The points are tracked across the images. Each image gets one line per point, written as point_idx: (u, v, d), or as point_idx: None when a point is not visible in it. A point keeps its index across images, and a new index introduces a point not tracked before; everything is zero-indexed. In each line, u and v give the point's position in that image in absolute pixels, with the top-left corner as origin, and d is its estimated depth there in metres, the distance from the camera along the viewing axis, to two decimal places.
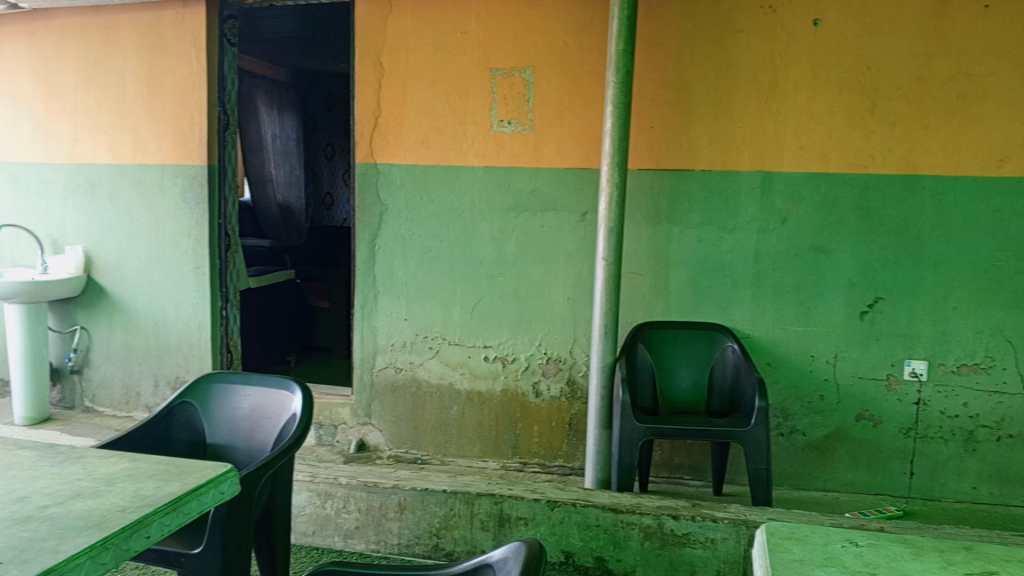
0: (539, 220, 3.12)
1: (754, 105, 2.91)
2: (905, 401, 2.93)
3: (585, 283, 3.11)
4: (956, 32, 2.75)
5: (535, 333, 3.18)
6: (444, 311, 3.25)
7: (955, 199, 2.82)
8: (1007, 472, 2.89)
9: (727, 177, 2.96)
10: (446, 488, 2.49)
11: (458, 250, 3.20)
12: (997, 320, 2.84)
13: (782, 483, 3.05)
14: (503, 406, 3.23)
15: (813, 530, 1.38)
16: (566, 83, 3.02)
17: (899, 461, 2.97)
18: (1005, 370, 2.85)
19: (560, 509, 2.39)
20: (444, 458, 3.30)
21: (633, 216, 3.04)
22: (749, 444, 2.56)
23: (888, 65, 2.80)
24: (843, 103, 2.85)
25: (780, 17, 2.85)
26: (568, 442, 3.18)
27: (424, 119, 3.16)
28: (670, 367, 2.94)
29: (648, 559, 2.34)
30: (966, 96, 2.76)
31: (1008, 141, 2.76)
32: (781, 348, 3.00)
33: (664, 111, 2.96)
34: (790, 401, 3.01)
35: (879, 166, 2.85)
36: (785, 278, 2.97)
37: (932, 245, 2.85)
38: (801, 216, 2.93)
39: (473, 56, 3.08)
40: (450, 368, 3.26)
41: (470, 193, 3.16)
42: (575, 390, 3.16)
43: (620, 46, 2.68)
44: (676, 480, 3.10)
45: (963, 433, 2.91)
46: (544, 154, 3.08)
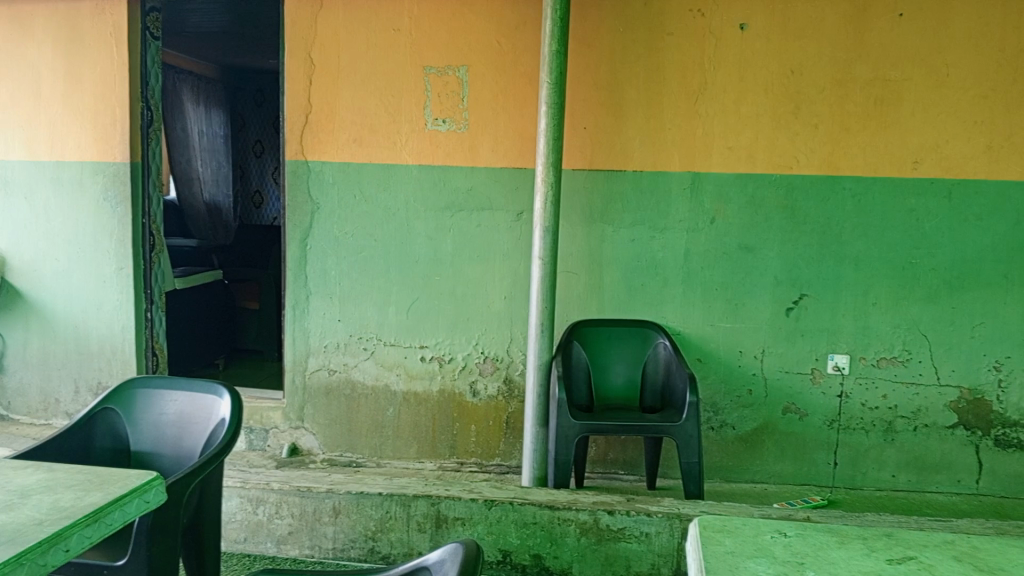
0: (475, 219, 3.11)
1: (684, 106, 2.97)
2: (828, 393, 3.04)
3: (521, 282, 3.12)
4: (874, 38, 2.86)
5: (472, 332, 3.17)
6: (378, 312, 3.21)
7: (873, 199, 2.94)
8: (923, 460, 3.03)
9: (658, 177, 3.01)
10: (382, 491, 2.46)
11: (392, 249, 3.17)
12: (913, 315, 2.97)
13: (713, 476, 3.13)
14: (440, 406, 3.21)
15: (744, 522, 1.42)
16: (501, 83, 3.02)
17: (824, 452, 3.07)
18: (921, 362, 2.99)
19: (497, 508, 2.39)
20: (379, 460, 3.26)
21: (568, 216, 3.06)
22: (681, 438, 2.61)
23: (811, 69, 2.90)
24: (768, 105, 2.93)
25: (709, 21, 2.91)
26: (505, 441, 3.19)
27: (357, 116, 3.11)
28: (604, 364, 2.98)
29: (584, 555, 2.36)
30: (884, 100, 2.88)
31: (922, 143, 2.89)
32: (711, 344, 3.07)
33: (598, 111, 3.00)
34: (720, 395, 3.09)
35: (802, 167, 2.95)
36: (715, 276, 3.04)
37: (853, 244, 2.97)
38: (729, 215, 3.00)
39: (406, 53, 3.06)
40: (385, 369, 3.23)
41: (405, 191, 3.13)
42: (512, 388, 3.17)
43: (554, 46, 2.69)
44: (610, 475, 3.14)
45: (882, 423, 3.03)
46: (479, 153, 3.07)
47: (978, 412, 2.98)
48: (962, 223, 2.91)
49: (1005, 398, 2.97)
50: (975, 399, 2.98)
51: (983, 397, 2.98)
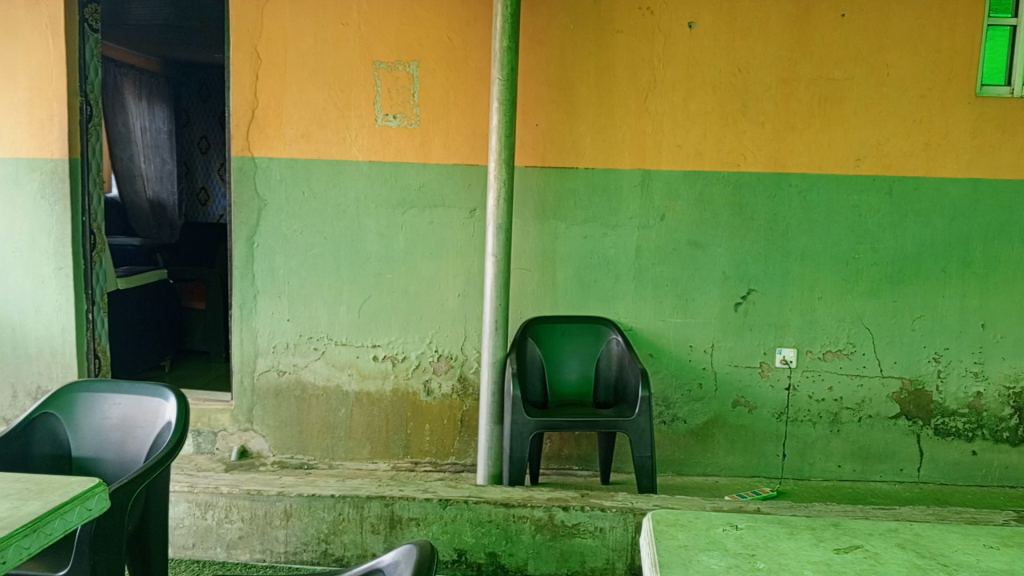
0: (427, 216, 3.09)
1: (634, 104, 2.99)
2: (776, 386, 3.10)
3: (474, 280, 3.11)
4: (818, 38, 2.92)
5: (425, 330, 3.15)
6: (329, 311, 3.16)
7: (818, 196, 3.00)
8: (868, 449, 3.11)
9: (610, 175, 3.03)
10: (334, 492, 2.42)
11: (343, 247, 3.13)
12: (857, 308, 3.05)
13: (665, 469, 3.17)
14: (393, 406, 3.18)
15: (696, 515, 1.43)
16: (452, 79, 3.00)
17: (773, 444, 3.13)
18: (865, 354, 3.07)
19: (452, 507, 2.37)
20: (332, 462, 3.21)
21: (521, 212, 3.06)
22: (633, 433, 2.63)
23: (757, 67, 2.94)
24: (716, 103, 2.97)
25: (658, 19, 2.94)
26: (460, 439, 3.18)
27: (305, 112, 3.06)
28: (558, 360, 2.98)
29: (539, 552, 2.36)
30: (827, 99, 2.95)
31: (864, 141, 2.96)
32: (662, 339, 3.10)
33: (549, 109, 3.00)
34: (671, 389, 3.12)
35: (749, 164, 3.00)
36: (665, 273, 3.07)
37: (799, 239, 3.03)
38: (679, 212, 3.04)
39: (355, 48, 3.01)
40: (337, 369, 3.18)
41: (356, 188, 3.09)
42: (466, 387, 3.16)
43: (505, 42, 2.69)
44: (565, 471, 3.15)
45: (829, 414, 3.10)
46: (430, 150, 3.05)
47: (919, 402, 3.08)
48: (903, 218, 2.99)
49: (944, 388, 3.07)
50: (916, 389, 3.07)
51: (924, 387, 3.07)
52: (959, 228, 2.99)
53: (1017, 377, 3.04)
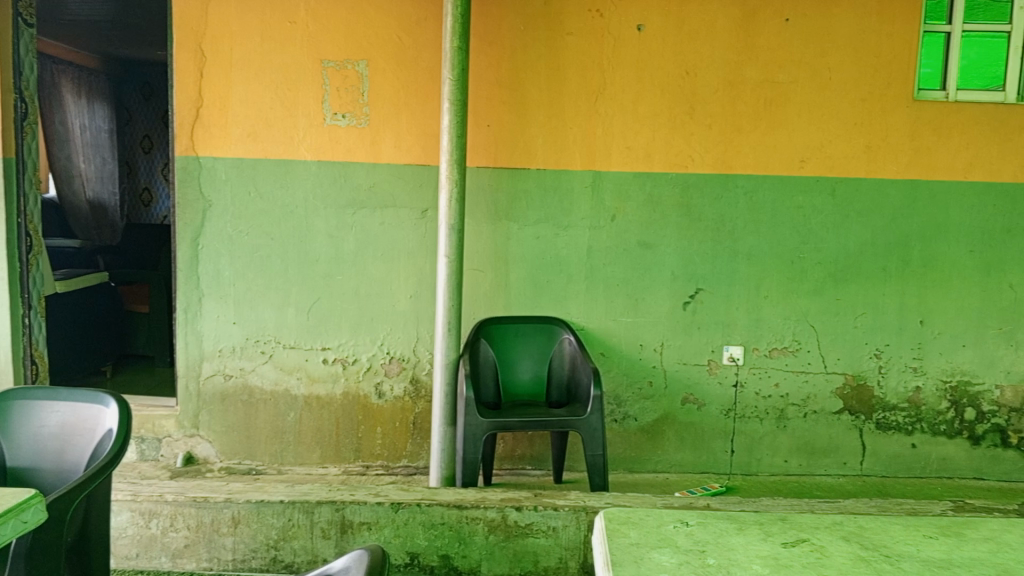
0: (378, 217, 3.06)
1: (584, 106, 3.01)
2: (724, 383, 3.16)
3: (426, 281, 3.09)
4: (763, 41, 2.98)
5: (376, 332, 3.11)
6: (277, 314, 3.10)
7: (764, 197, 3.06)
8: (813, 444, 3.19)
9: (561, 176, 3.04)
10: (283, 498, 2.38)
11: (291, 248, 3.07)
12: (802, 307, 3.12)
13: (617, 467, 3.20)
14: (344, 409, 3.14)
15: (648, 513, 1.45)
16: (402, 78, 2.98)
17: (721, 440, 3.19)
18: (809, 351, 3.14)
19: (404, 511, 2.35)
20: (281, 467, 3.15)
21: (473, 213, 3.05)
22: (586, 432, 2.64)
23: (704, 70, 2.99)
24: (665, 105, 3.01)
25: (607, 21, 2.96)
26: (412, 441, 3.16)
27: (252, 111, 2.99)
28: (511, 361, 2.98)
29: (493, 553, 2.35)
30: (772, 101, 3.01)
31: (808, 143, 3.03)
32: (613, 338, 3.13)
33: (500, 110, 2.99)
34: (622, 388, 3.15)
35: (697, 166, 3.04)
36: (616, 273, 3.10)
37: (746, 239, 3.09)
38: (629, 213, 3.07)
39: (303, 46, 2.96)
40: (285, 373, 3.13)
41: (304, 188, 3.04)
42: (418, 388, 3.14)
43: (455, 42, 2.67)
44: (518, 471, 3.15)
45: (775, 411, 3.17)
46: (380, 150, 3.02)
47: (861, 397, 3.16)
48: (845, 218, 3.07)
49: (885, 384, 3.16)
50: (858, 385, 3.16)
51: (866, 383, 3.16)
52: (898, 228, 3.08)
53: (953, 372, 3.15)
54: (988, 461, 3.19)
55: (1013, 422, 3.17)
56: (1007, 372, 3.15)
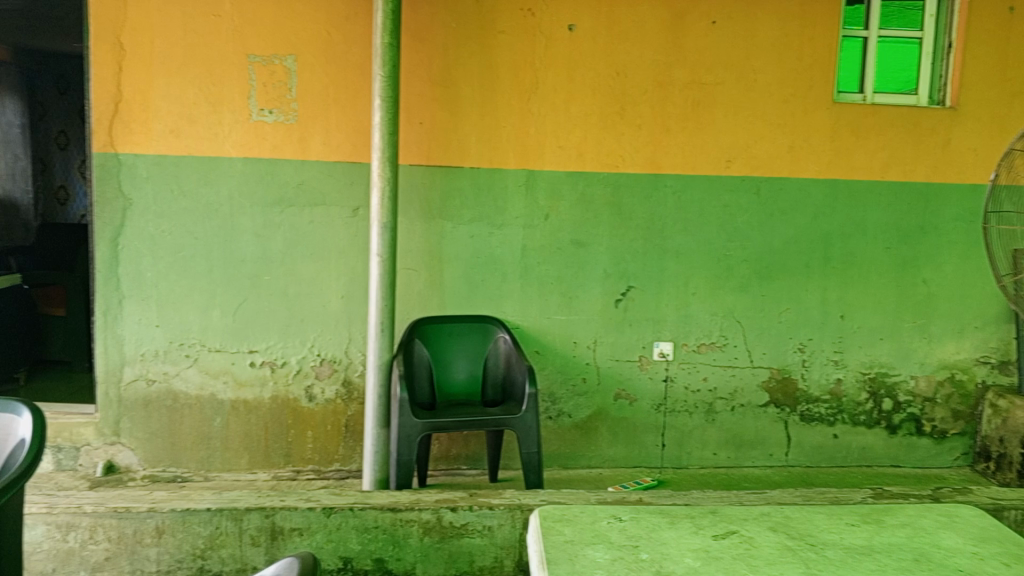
0: (307, 215, 2.99)
1: (517, 105, 3.01)
2: (655, 378, 3.21)
3: (357, 280, 3.04)
4: (691, 44, 3.04)
5: (306, 334, 3.05)
6: (202, 316, 3.01)
7: (692, 195, 3.12)
8: (740, 437, 3.27)
9: (494, 174, 3.04)
10: (210, 505, 2.30)
11: (216, 248, 2.98)
12: (729, 303, 3.20)
13: (552, 464, 3.22)
14: (273, 413, 3.07)
15: (582, 510, 1.46)
16: (332, 74, 2.92)
17: (653, 435, 3.24)
18: (736, 346, 3.22)
19: (336, 515, 2.30)
20: (207, 474, 3.05)
21: (405, 211, 3.01)
22: (520, 429, 2.65)
23: (634, 71, 3.03)
24: (596, 105, 3.04)
25: (538, 20, 2.97)
26: (344, 444, 3.10)
27: (174, 106, 2.89)
28: (445, 361, 2.97)
29: (427, 555, 2.33)
30: (699, 102, 3.07)
31: (734, 144, 3.11)
32: (548, 336, 3.14)
33: (433, 108, 2.97)
34: (556, 385, 3.17)
35: (628, 166, 3.08)
36: (550, 271, 3.11)
37: (675, 238, 3.14)
38: (562, 212, 3.09)
39: (227, 40, 2.88)
40: (211, 378, 3.03)
41: (229, 186, 2.95)
42: (351, 390, 3.09)
43: (386, 38, 2.64)
44: (453, 471, 3.14)
45: (704, 405, 3.24)
46: (309, 146, 2.95)
47: (786, 390, 3.26)
48: (769, 217, 3.16)
49: (808, 376, 3.26)
50: (783, 378, 3.26)
51: (790, 376, 3.26)
52: (820, 225, 3.19)
53: (872, 364, 3.28)
54: (904, 449, 3.33)
55: (927, 411, 3.32)
56: (922, 364, 3.30)
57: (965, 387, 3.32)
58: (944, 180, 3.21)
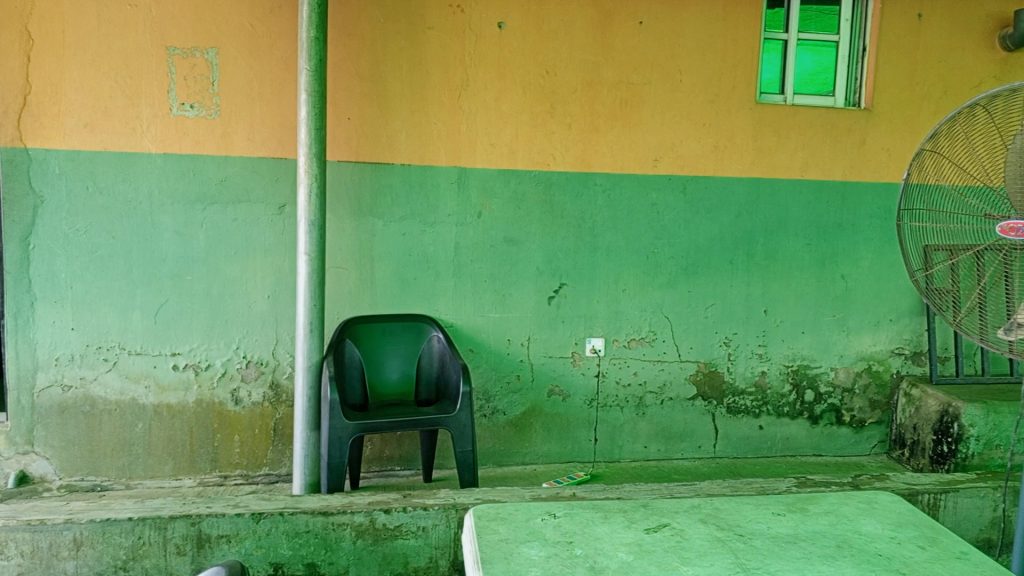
0: (231, 212, 2.91)
1: (447, 102, 2.99)
2: (587, 374, 3.24)
3: (285, 279, 2.97)
4: (619, 43, 3.08)
5: (231, 335, 2.96)
6: (121, 318, 2.89)
7: (621, 193, 3.17)
8: (670, 430, 3.34)
9: (425, 172, 3.01)
10: (132, 515, 2.21)
11: (135, 248, 2.86)
12: (658, 299, 3.26)
13: (486, 462, 3.21)
14: (197, 417, 2.97)
15: (516, 508, 1.47)
16: (256, 68, 2.84)
17: (586, 430, 3.27)
18: (665, 341, 3.28)
19: (266, 521, 2.24)
20: (129, 481, 2.93)
21: (334, 209, 2.96)
22: (455, 428, 2.63)
23: (564, 69, 3.05)
24: (526, 103, 3.04)
25: (468, 17, 2.96)
26: (273, 448, 3.03)
27: (88, 100, 2.76)
28: (378, 361, 2.93)
29: (361, 558, 2.30)
30: (628, 102, 3.12)
31: (661, 144, 3.17)
32: (481, 334, 3.14)
33: (361, 104, 2.92)
34: (490, 383, 3.17)
35: (559, 164, 3.10)
36: (482, 269, 3.11)
37: (606, 235, 3.18)
38: (494, 209, 3.09)
39: (145, 32, 2.77)
40: (131, 382, 2.92)
41: (148, 183, 2.84)
42: (279, 393, 3.02)
43: (312, 32, 2.58)
44: (386, 472, 3.10)
45: (635, 399, 3.29)
46: (232, 142, 2.87)
47: (713, 383, 3.34)
48: (696, 214, 3.23)
49: (734, 369, 3.35)
50: (710, 371, 3.33)
51: (717, 369, 3.34)
52: (744, 223, 3.28)
53: (794, 357, 3.39)
54: (826, 438, 3.46)
55: (846, 401, 3.45)
56: (841, 356, 3.42)
57: (881, 377, 3.46)
58: (860, 179, 3.34)
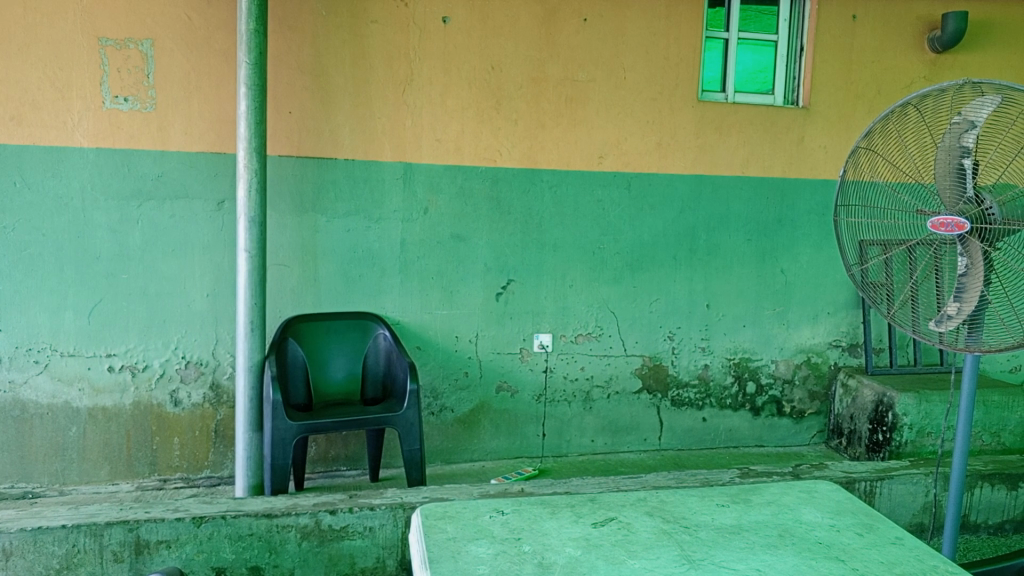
0: (168, 209, 2.82)
1: (391, 96, 2.96)
2: (535, 369, 3.25)
3: (225, 277, 2.90)
4: (564, 40, 3.09)
5: (169, 335, 2.88)
6: (52, 319, 2.78)
7: (567, 190, 3.18)
8: (617, 423, 3.38)
9: (370, 167, 2.98)
10: (65, 522, 2.13)
11: (67, 245, 2.76)
12: (604, 295, 3.28)
13: (434, 459, 3.20)
14: (134, 420, 2.88)
15: (463, 506, 1.47)
16: (193, 60, 2.76)
17: (533, 425, 3.29)
18: (611, 336, 3.31)
19: (207, 524, 2.18)
20: (62, 488, 2.83)
21: (276, 205, 2.90)
22: (402, 427, 2.61)
23: (509, 65, 3.05)
24: (472, 98, 3.03)
25: (412, 11, 2.93)
26: (214, 450, 2.95)
27: (15, 92, 2.65)
28: (323, 360, 2.89)
29: (306, 560, 2.26)
30: (573, 99, 3.13)
31: (606, 140, 3.19)
32: (427, 331, 3.12)
33: (303, 97, 2.87)
34: (438, 380, 3.15)
35: (505, 160, 3.10)
36: (428, 265, 3.09)
37: (552, 231, 3.19)
38: (440, 205, 3.07)
39: (75, 21, 2.66)
40: (64, 384, 2.81)
41: (81, 178, 2.74)
42: (220, 394, 2.94)
43: (252, 24, 2.52)
44: (332, 473, 3.06)
45: (582, 394, 3.32)
46: (169, 136, 2.78)
47: (658, 376, 3.39)
48: (641, 210, 3.27)
49: (678, 363, 3.40)
50: (655, 365, 3.38)
51: (661, 363, 3.38)
52: (687, 219, 3.33)
53: (736, 350, 3.46)
54: (767, 429, 3.54)
55: (787, 393, 3.54)
56: (781, 349, 3.51)
57: (820, 369, 3.56)
58: (799, 175, 3.42)
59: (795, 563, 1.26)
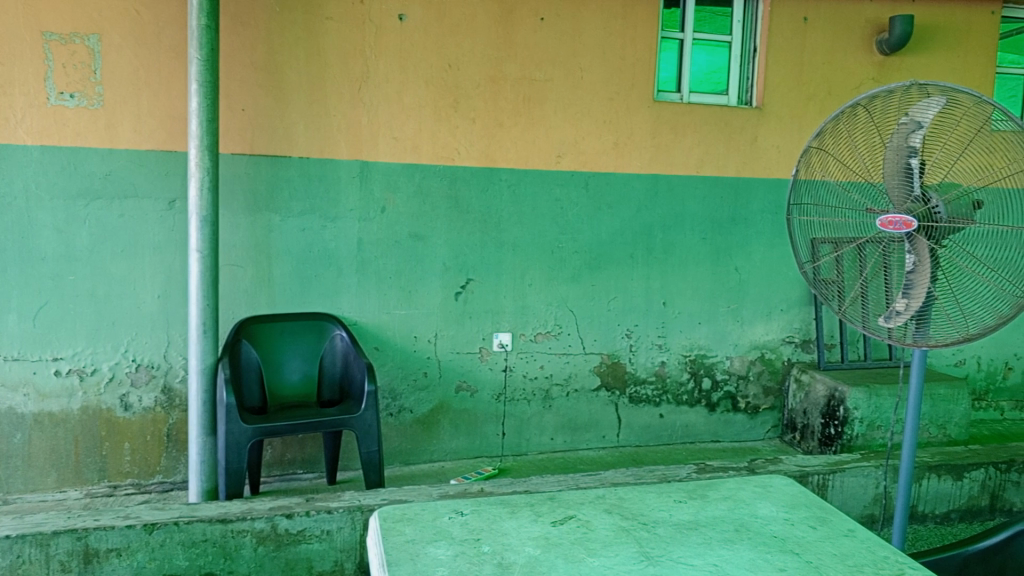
0: (116, 208, 2.75)
1: (347, 94, 2.93)
2: (494, 368, 3.25)
3: (176, 278, 2.83)
4: (521, 39, 3.09)
5: (119, 338, 2.81)
6: None
7: (525, 189, 3.18)
8: (576, 421, 3.39)
9: (326, 166, 2.94)
10: (9, 532, 2.05)
11: (10, 247, 2.67)
12: (562, 293, 3.29)
13: (392, 461, 3.17)
14: (83, 425, 2.80)
15: (423, 508, 1.46)
16: (142, 56, 2.69)
17: (493, 424, 3.28)
18: (570, 334, 3.33)
19: (159, 531, 2.13)
20: (6, 496, 2.73)
21: (229, 204, 2.84)
22: (360, 428, 2.58)
23: (467, 64, 3.04)
24: (429, 97, 3.02)
25: (367, 8, 2.90)
26: (166, 455, 2.89)
27: None
28: (278, 362, 2.84)
29: (262, 565, 2.23)
30: (531, 98, 3.13)
31: (564, 139, 3.20)
32: (385, 331, 3.09)
33: (257, 94, 2.82)
34: (396, 380, 3.13)
35: (463, 158, 3.09)
36: (386, 265, 3.06)
37: (511, 230, 3.19)
38: (398, 204, 3.04)
39: (17, 15, 2.57)
40: (8, 390, 2.72)
41: (24, 176, 2.65)
42: (172, 397, 2.88)
43: (203, 20, 2.47)
44: (289, 476, 3.01)
45: (541, 392, 3.32)
46: (118, 134, 2.71)
47: (616, 374, 3.42)
48: (598, 209, 3.29)
49: (635, 360, 3.43)
50: (613, 363, 3.40)
51: (619, 361, 3.41)
52: (644, 218, 3.36)
53: (692, 347, 3.50)
54: (723, 425, 3.60)
55: (741, 388, 3.59)
56: (736, 345, 3.56)
57: (774, 365, 3.62)
58: (753, 175, 3.47)
59: (751, 557, 1.27)
